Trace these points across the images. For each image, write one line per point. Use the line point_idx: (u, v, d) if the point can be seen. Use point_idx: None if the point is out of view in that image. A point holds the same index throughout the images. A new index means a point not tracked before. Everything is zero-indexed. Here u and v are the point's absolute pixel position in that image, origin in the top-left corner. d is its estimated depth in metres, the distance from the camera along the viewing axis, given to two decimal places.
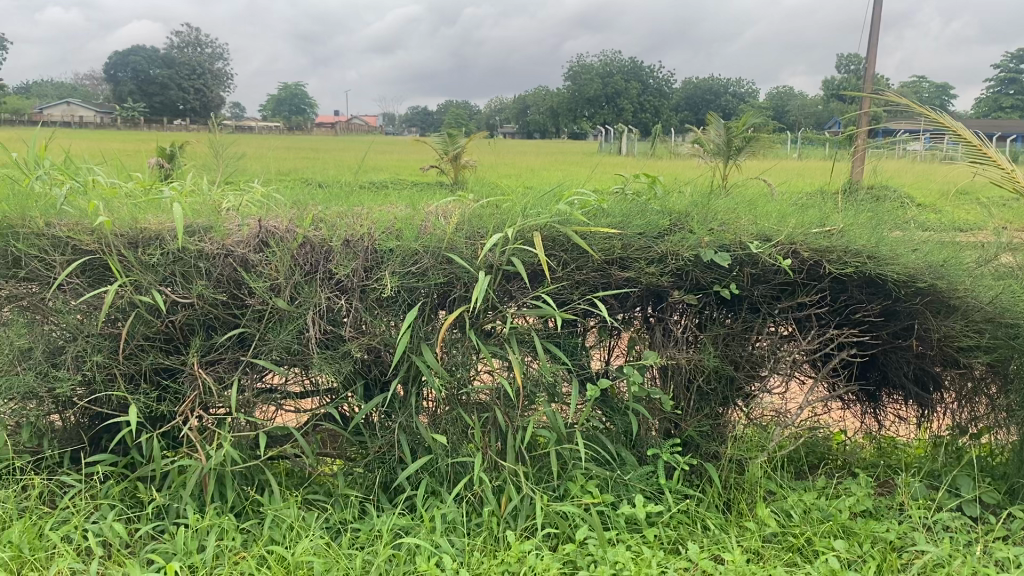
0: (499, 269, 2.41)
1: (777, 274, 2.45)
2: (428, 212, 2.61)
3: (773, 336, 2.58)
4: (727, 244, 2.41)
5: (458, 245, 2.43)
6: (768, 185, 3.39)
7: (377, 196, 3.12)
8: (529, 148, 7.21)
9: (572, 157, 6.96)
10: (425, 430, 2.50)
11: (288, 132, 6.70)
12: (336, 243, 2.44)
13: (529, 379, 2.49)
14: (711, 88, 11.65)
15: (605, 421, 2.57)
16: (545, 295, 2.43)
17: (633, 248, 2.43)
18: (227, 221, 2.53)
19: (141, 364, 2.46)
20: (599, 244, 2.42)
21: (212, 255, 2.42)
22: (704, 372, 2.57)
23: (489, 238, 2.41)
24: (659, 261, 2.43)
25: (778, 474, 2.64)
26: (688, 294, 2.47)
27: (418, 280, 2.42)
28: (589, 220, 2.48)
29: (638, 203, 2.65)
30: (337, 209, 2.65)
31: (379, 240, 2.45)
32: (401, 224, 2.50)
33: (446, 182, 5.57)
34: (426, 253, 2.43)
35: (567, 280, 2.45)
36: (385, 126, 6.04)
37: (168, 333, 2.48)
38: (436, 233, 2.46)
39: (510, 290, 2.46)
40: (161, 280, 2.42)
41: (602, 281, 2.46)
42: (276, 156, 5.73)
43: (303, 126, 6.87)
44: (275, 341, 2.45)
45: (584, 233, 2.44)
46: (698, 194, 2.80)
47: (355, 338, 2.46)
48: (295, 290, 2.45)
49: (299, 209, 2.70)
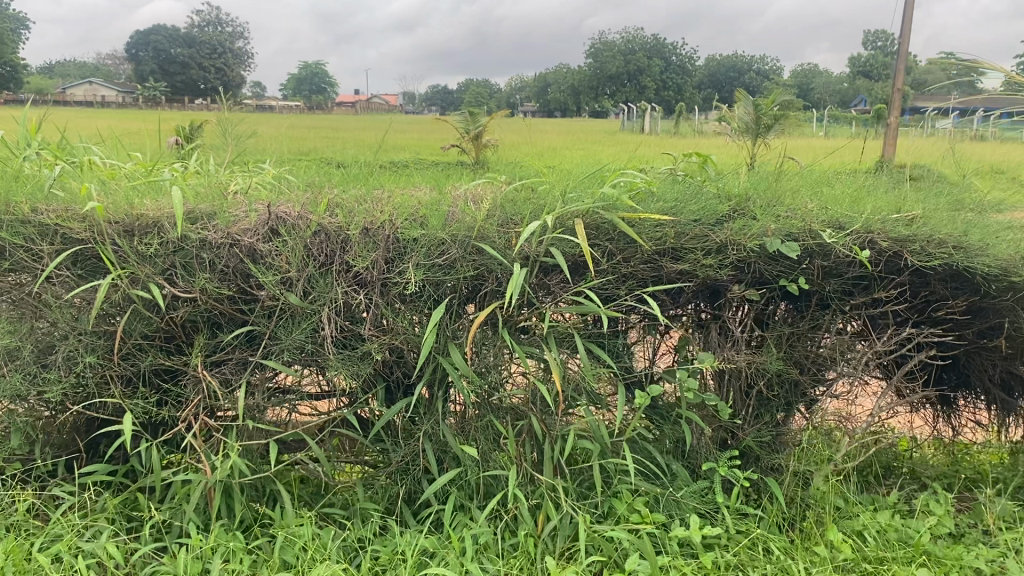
0: (537, 260, 2.14)
1: (851, 267, 2.17)
2: (456, 195, 2.35)
3: (843, 336, 2.29)
4: (796, 233, 2.14)
5: (490, 234, 2.17)
6: (825, 167, 3.10)
7: (398, 178, 2.86)
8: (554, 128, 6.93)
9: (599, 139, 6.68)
10: (453, 438, 2.24)
11: (307, 110, 6.47)
12: (354, 231, 2.17)
13: (569, 384, 2.22)
14: None
15: (654, 430, 2.31)
16: (588, 290, 2.16)
17: (687, 237, 2.16)
18: (234, 206, 2.27)
19: (139, 366, 2.22)
20: (650, 233, 2.14)
21: (216, 245, 2.16)
22: (765, 375, 2.30)
23: (525, 227, 2.14)
24: (717, 252, 2.16)
25: (846, 489, 2.35)
26: (749, 289, 2.19)
27: (445, 273, 2.16)
28: (637, 206, 2.21)
29: (691, 186, 2.37)
30: (354, 194, 2.40)
31: (402, 228, 2.19)
32: (426, 210, 2.24)
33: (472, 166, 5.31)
34: (454, 241, 2.17)
35: (613, 274, 2.18)
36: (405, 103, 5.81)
37: (169, 331, 2.24)
38: (466, 219, 2.20)
39: (548, 286, 2.19)
40: (160, 272, 2.17)
41: (652, 274, 2.18)
42: (295, 138, 5.50)
43: (323, 107, 6.61)
44: (287, 340, 2.20)
45: (631, 221, 2.17)
46: (754, 177, 2.52)
47: (375, 337, 2.21)
48: (309, 284, 2.20)
49: (313, 193, 2.44)
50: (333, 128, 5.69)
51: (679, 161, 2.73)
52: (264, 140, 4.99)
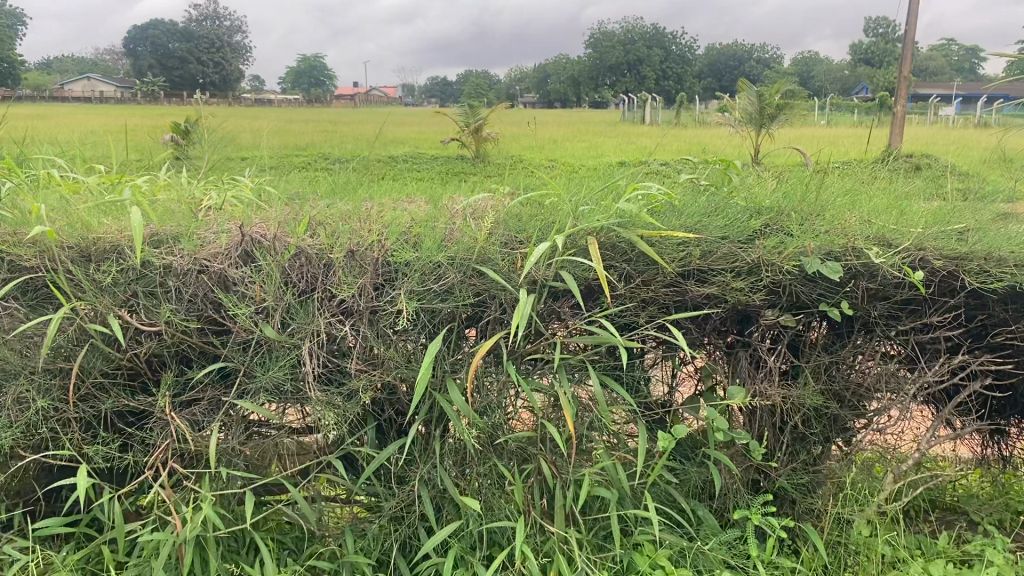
0: (545, 285, 1.89)
1: (900, 289, 1.93)
2: (453, 210, 2.11)
3: (889, 364, 2.04)
4: (836, 252, 1.90)
5: (491, 256, 1.93)
6: (851, 171, 2.88)
7: (388, 188, 2.64)
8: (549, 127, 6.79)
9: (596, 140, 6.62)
10: (453, 485, 2.00)
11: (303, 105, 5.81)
12: (339, 255, 1.93)
13: (583, 423, 1.98)
14: None
15: (677, 472, 2.06)
16: (604, 318, 1.91)
17: (715, 256, 1.92)
18: (205, 227, 2.04)
19: (99, 408, 1.97)
20: (673, 253, 1.90)
21: (184, 273, 1.91)
22: (803, 410, 2.05)
23: (532, 248, 1.89)
24: (747, 274, 1.91)
25: (892, 535, 2.11)
26: (785, 315, 1.94)
27: (442, 301, 1.92)
28: (658, 222, 1.96)
29: (715, 198, 2.13)
30: (341, 210, 2.16)
31: (393, 250, 1.95)
32: (419, 228, 2.00)
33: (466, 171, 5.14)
34: (452, 265, 1.93)
35: (631, 299, 1.92)
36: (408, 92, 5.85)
37: (133, 368, 1.99)
38: (465, 239, 1.96)
39: (558, 313, 1.93)
40: (119, 304, 1.92)
41: (676, 299, 1.93)
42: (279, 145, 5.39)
43: (321, 100, 6.03)
44: (264, 377, 1.95)
45: (651, 240, 1.92)
46: (784, 186, 2.29)
47: (364, 373, 1.96)
48: (288, 314, 1.95)
49: (296, 208, 2.21)
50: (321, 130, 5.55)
51: (696, 168, 2.50)
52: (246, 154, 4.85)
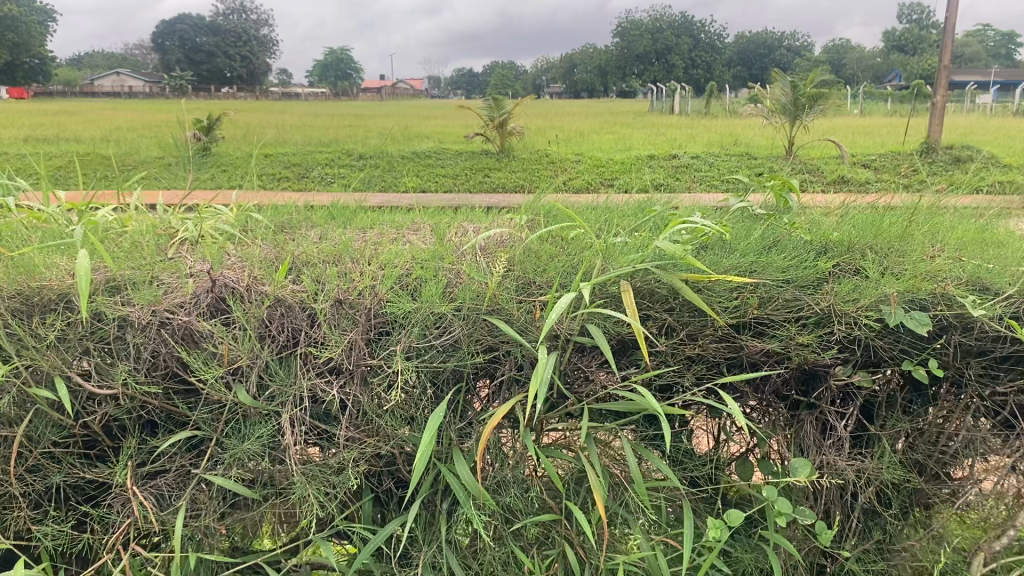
0: (570, 341, 1.57)
1: (1000, 344, 1.59)
2: (461, 247, 1.82)
3: (983, 429, 1.70)
4: (922, 299, 1.57)
5: (505, 306, 1.62)
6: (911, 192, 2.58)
7: (391, 212, 2.39)
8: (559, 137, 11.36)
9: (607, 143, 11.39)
10: (461, 573, 1.69)
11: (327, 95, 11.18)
12: (325, 305, 1.63)
13: (616, 503, 1.66)
14: (765, 42, 11.78)
15: (729, 557, 1.73)
16: (641, 380, 1.59)
17: (774, 304, 1.60)
18: (174, 270, 1.75)
19: (51, 480, 1.69)
20: (725, 302, 1.58)
21: (143, 326, 1.62)
22: (878, 483, 1.72)
23: (554, 297, 1.58)
24: (813, 327, 1.59)
25: None
26: (860, 374, 1.61)
27: (446, 358, 1.62)
28: (705, 263, 1.64)
29: (769, 230, 1.82)
30: (337, 247, 1.88)
31: (389, 297, 1.65)
32: (420, 270, 1.71)
33: (500, 180, 9.40)
34: (459, 315, 1.62)
35: (674, 356, 1.60)
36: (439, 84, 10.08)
37: (90, 434, 1.71)
38: (474, 284, 1.66)
39: (585, 372, 1.61)
40: (69, 363, 1.63)
41: (729, 357, 1.60)
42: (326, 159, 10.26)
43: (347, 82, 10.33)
44: (238, 448, 1.65)
45: (697, 285, 1.60)
46: (849, 216, 1.97)
47: (356, 442, 1.66)
48: (266, 374, 1.64)
49: (284, 243, 1.93)
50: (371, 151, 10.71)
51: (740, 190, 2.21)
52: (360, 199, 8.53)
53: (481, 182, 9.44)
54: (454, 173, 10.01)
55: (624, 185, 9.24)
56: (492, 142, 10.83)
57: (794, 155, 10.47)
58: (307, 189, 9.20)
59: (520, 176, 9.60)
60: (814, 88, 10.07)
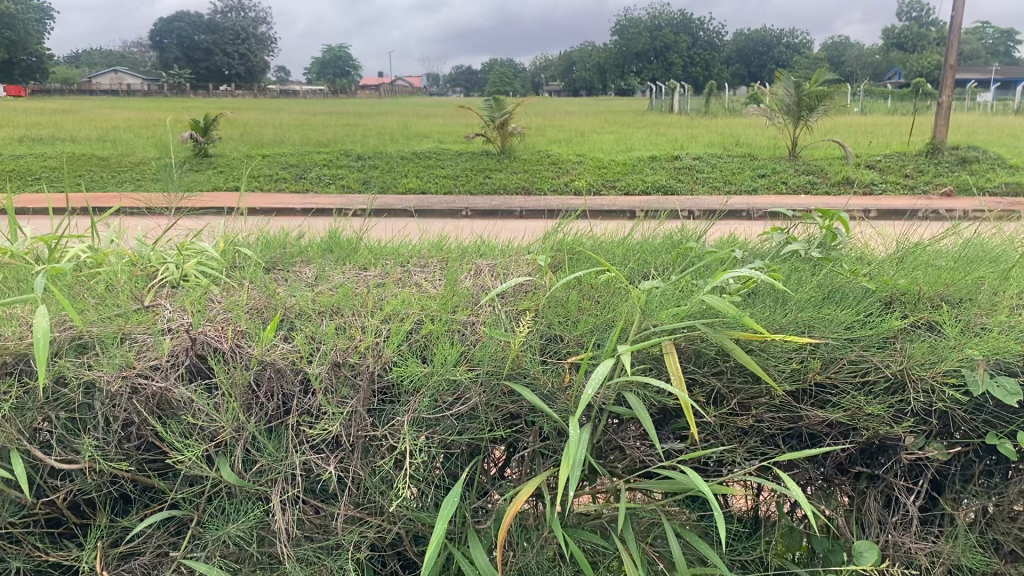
0: (605, 410, 1.36)
1: None
2: (477, 298, 1.61)
3: None
4: (1009, 363, 1.37)
5: (530, 370, 1.41)
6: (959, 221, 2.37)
7: (392, 243, 2.18)
8: (561, 145, 11.47)
9: (608, 146, 11.34)
10: None
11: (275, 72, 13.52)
12: (321, 367, 1.41)
13: None
14: None
15: None
16: (685, 455, 1.37)
17: (839, 367, 1.39)
18: (149, 323, 1.53)
19: (12, 564, 1.49)
20: (781, 366, 1.37)
21: (111, 392, 1.40)
22: (951, 568, 1.50)
23: (586, 361, 1.37)
24: (881, 395, 1.39)
25: None
26: (935, 446, 1.41)
27: (461, 429, 1.40)
28: (759, 319, 1.43)
29: (826, 278, 1.60)
30: (338, 294, 1.66)
31: (396, 359, 1.44)
32: (430, 325, 1.49)
33: (500, 181, 9.18)
34: (476, 380, 1.40)
35: (724, 427, 1.39)
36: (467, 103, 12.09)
37: (54, 512, 1.50)
38: (493, 343, 1.45)
39: (621, 444, 1.40)
40: (29, 433, 1.42)
41: (786, 427, 1.40)
42: (327, 162, 10.15)
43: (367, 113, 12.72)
44: (223, 529, 1.44)
45: (750, 346, 1.39)
46: (910, 258, 1.76)
47: (358, 524, 1.44)
48: (255, 445, 1.43)
49: (277, 290, 1.71)
50: (374, 154, 10.66)
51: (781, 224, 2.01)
52: (359, 200, 8.38)
53: (482, 182, 9.15)
54: (455, 174, 9.67)
55: (626, 187, 9.02)
56: (493, 143, 10.62)
57: (798, 156, 10.27)
58: (305, 190, 9.03)
59: (521, 177, 9.38)
60: (819, 88, 9.66)
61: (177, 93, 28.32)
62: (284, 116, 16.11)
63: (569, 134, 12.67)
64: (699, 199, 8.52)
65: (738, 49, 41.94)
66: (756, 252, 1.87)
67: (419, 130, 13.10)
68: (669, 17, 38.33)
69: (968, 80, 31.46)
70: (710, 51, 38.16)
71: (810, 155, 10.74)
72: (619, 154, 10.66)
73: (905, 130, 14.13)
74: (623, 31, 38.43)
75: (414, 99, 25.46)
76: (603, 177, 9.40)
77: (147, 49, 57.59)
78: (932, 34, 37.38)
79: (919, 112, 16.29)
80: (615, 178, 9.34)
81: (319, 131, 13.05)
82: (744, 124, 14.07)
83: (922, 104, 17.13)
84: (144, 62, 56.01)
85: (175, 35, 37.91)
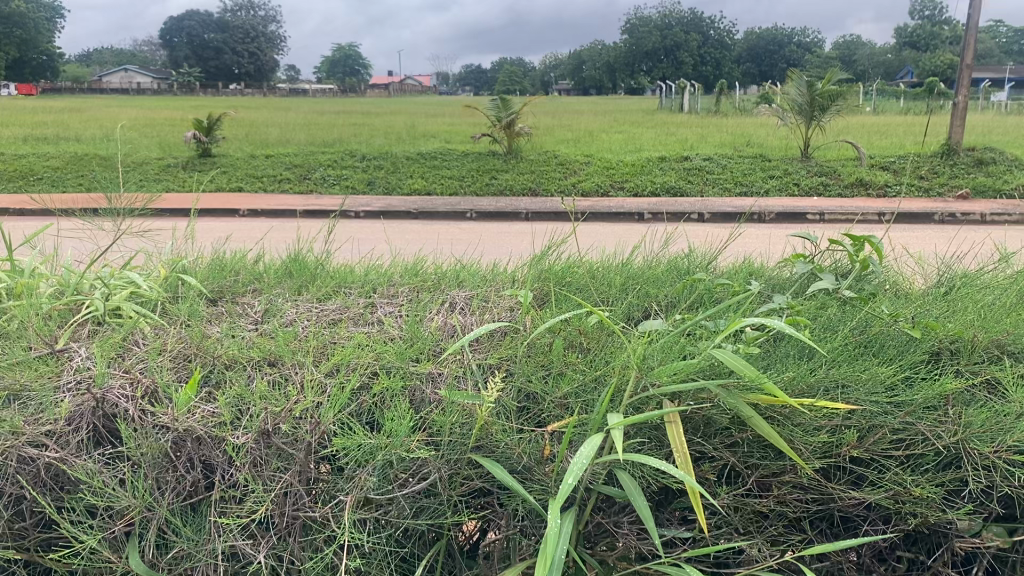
0: (593, 491, 1.11)
1: None
2: (446, 345, 1.36)
3: None
4: None
5: (502, 440, 1.15)
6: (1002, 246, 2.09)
7: (360, 268, 1.92)
8: (569, 145, 11.20)
9: (617, 146, 11.07)
10: None
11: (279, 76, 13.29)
12: (249, 436, 1.16)
13: None
14: None
15: None
16: (690, 547, 1.12)
17: (879, 440, 1.14)
18: (50, 375, 1.29)
19: None
20: (808, 438, 1.12)
21: None
22: None
23: (570, 433, 1.12)
24: (930, 473, 1.14)
25: None
26: (997, 534, 1.15)
27: (419, 510, 1.15)
28: (782, 377, 1.17)
29: (859, 320, 1.36)
30: (283, 336, 1.42)
31: (342, 422, 1.19)
32: (386, 381, 1.24)
33: (506, 182, 8.91)
34: (438, 452, 1.15)
35: (738, 510, 1.14)
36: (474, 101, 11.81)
37: None
38: (460, 406, 1.19)
39: (612, 530, 1.14)
40: None
41: (813, 510, 1.15)
42: (332, 162, 9.92)
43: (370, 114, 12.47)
44: None
45: (772, 413, 1.14)
46: (958, 295, 1.51)
47: None
48: (172, 526, 1.18)
49: (212, 331, 1.46)
50: (378, 154, 10.42)
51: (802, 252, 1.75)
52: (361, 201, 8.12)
53: (488, 184, 8.89)
54: (460, 174, 9.41)
55: (635, 189, 8.75)
56: (500, 143, 10.35)
57: (811, 157, 9.97)
58: (308, 190, 8.80)
59: (528, 178, 9.11)
60: (832, 87, 9.35)
61: (186, 92, 28.22)
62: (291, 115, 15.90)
63: (577, 134, 12.40)
64: (711, 200, 8.24)
65: (749, 49, 41.58)
66: (774, 285, 1.62)
67: (426, 130, 12.84)
68: (679, 16, 37.97)
69: (982, 79, 31.05)
70: (722, 49, 37.83)
71: (824, 156, 10.43)
72: (629, 155, 10.38)
73: (920, 130, 13.79)
74: (634, 30, 38.16)
75: (424, 100, 25.26)
76: (612, 177, 9.13)
77: (158, 47, 57.55)
78: (946, 33, 36.93)
79: (934, 112, 15.95)
80: (623, 180, 9.06)
81: (325, 131, 12.81)
82: (755, 124, 13.75)
83: (936, 104, 16.78)
84: (154, 61, 56.04)
85: (184, 33, 37.80)
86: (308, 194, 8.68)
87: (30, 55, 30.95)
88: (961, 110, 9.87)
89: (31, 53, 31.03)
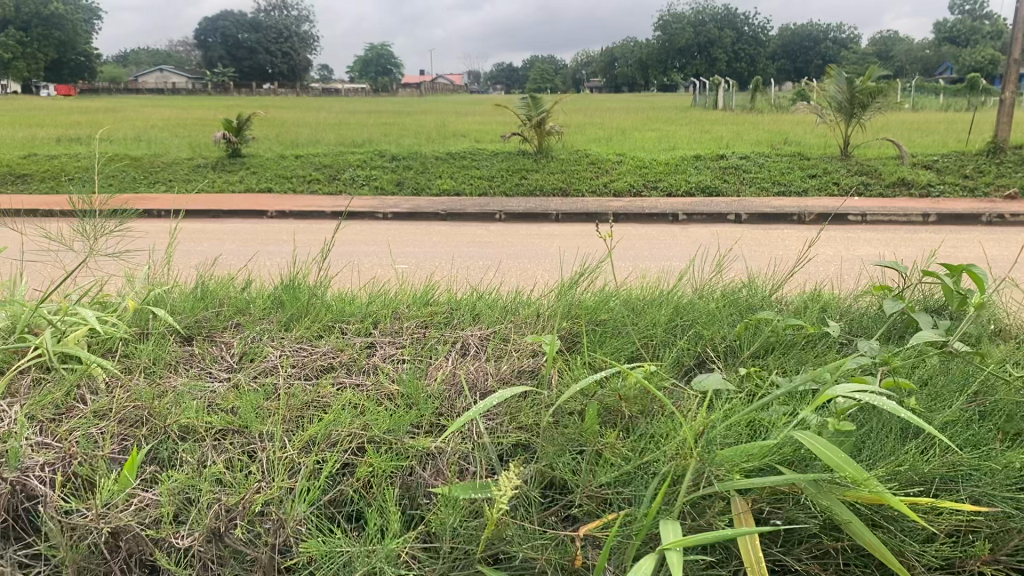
0: None
1: None
2: (456, 408, 1.10)
3: None
4: None
5: (520, 546, 0.88)
6: None
7: (356, 298, 1.67)
8: (601, 144, 10.88)
9: (651, 144, 10.74)
10: None
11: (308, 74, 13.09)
12: (198, 536, 0.90)
13: None
14: None
15: None
16: None
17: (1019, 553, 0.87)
18: None
19: None
20: (926, 554, 0.85)
21: None
22: None
23: (609, 546, 0.85)
24: None
25: None
26: None
27: None
28: (887, 466, 0.90)
29: (973, 379, 1.08)
30: (255, 393, 1.17)
31: (316, 519, 0.92)
32: (377, 462, 0.98)
33: (536, 182, 8.63)
34: (440, 563, 0.88)
35: None
36: (504, 98, 11.52)
37: None
38: (467, 498, 0.92)
39: None
40: None
41: None
42: (361, 162, 9.69)
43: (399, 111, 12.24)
44: None
45: (876, 517, 0.86)
46: None
47: None
48: None
49: (172, 385, 1.22)
50: (406, 154, 10.18)
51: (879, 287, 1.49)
52: (389, 201, 7.88)
53: (517, 184, 8.60)
54: (489, 174, 9.14)
55: (669, 189, 8.43)
56: (530, 142, 10.05)
57: (851, 155, 9.56)
58: (335, 191, 8.59)
59: (559, 178, 8.82)
60: (872, 82, 8.91)
61: (219, 92, 28.24)
62: (322, 115, 15.73)
63: (608, 132, 12.08)
64: (749, 200, 7.89)
65: (784, 45, 40.79)
66: (852, 326, 1.36)
67: (455, 130, 12.58)
68: (712, 12, 37.28)
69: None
70: (756, 46, 37.11)
71: (864, 153, 10.01)
72: (662, 154, 10.04)
73: (962, 128, 13.24)
74: (666, 27, 37.64)
75: (455, 98, 25.03)
76: (645, 177, 8.81)
77: (192, 48, 57.92)
78: (987, 27, 35.92)
79: (977, 108, 15.34)
80: (656, 179, 8.74)
81: (354, 131, 12.61)
82: (791, 122, 13.30)
83: (979, 102, 16.13)
84: (189, 61, 56.48)
85: (218, 33, 37.83)
86: (336, 195, 8.46)
87: (68, 55, 31.17)
88: (1007, 106, 9.39)
89: (69, 53, 31.25)
